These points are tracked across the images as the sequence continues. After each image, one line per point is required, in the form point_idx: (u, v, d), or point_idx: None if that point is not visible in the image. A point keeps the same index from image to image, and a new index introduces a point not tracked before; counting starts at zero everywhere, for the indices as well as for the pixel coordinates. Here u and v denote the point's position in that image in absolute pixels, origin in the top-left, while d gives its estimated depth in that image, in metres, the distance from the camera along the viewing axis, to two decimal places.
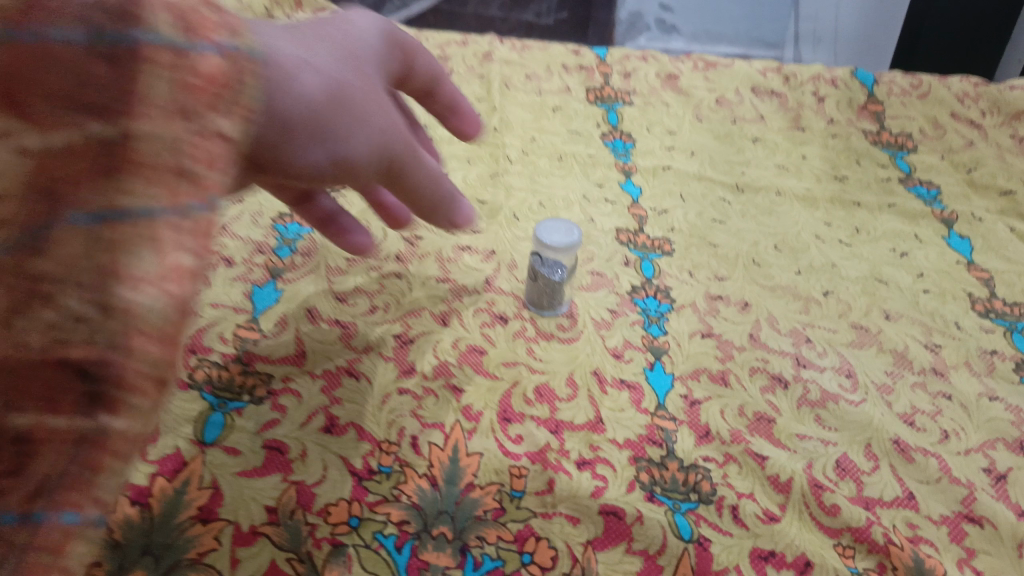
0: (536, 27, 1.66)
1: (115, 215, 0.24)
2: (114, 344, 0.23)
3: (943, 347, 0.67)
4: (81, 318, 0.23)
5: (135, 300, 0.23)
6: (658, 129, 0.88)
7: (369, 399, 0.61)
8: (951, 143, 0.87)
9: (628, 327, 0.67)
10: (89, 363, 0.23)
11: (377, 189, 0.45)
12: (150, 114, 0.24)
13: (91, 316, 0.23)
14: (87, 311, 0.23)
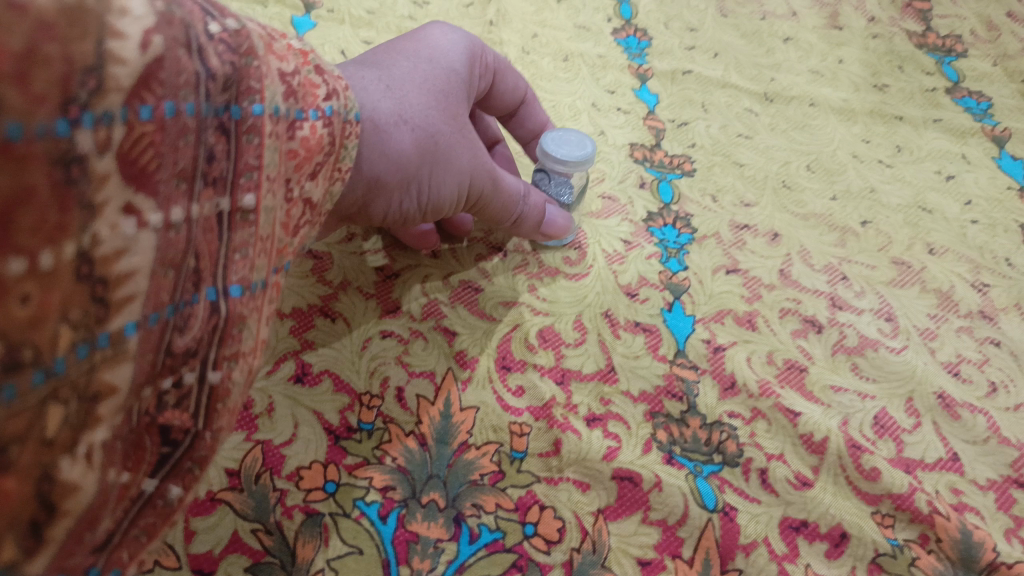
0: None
1: (232, 293, 0.27)
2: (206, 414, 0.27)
3: (992, 287, 0.60)
4: (185, 391, 0.26)
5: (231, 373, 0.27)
6: (677, 25, 0.77)
7: (347, 343, 0.53)
8: (1005, 48, 0.77)
9: (643, 261, 0.59)
10: (180, 426, 0.26)
11: (412, 216, 0.46)
12: (260, 195, 0.27)
13: (189, 388, 0.26)
14: (191, 386, 0.26)
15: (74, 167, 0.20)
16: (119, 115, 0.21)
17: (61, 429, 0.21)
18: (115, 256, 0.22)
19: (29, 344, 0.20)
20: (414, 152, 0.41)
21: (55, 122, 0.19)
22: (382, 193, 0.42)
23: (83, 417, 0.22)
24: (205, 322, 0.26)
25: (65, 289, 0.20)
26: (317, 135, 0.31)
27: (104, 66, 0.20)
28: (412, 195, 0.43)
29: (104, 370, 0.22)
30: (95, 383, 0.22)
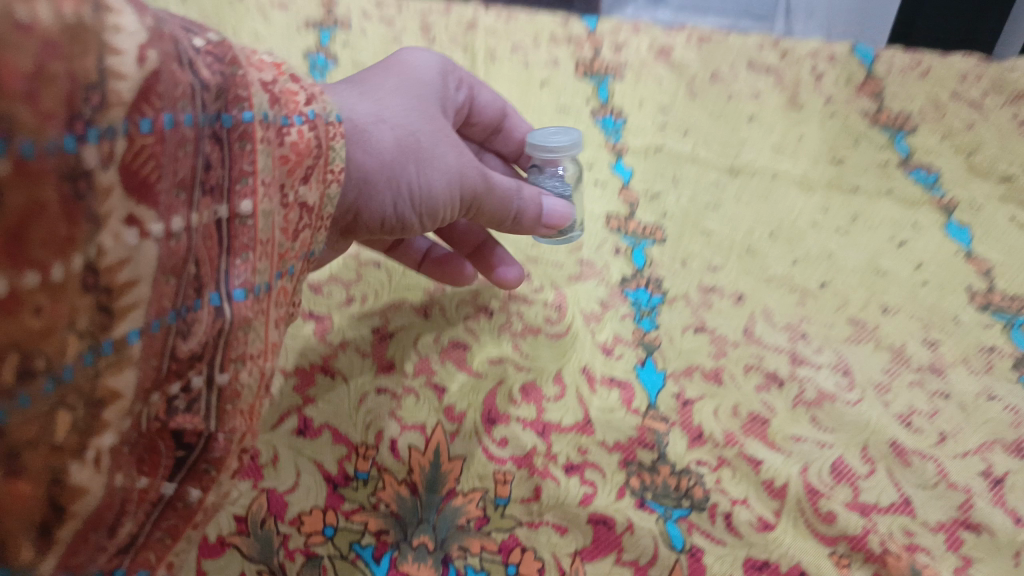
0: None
1: (235, 295, 0.30)
2: (216, 415, 0.31)
3: (941, 343, 0.65)
4: (195, 393, 0.30)
5: (236, 374, 0.31)
6: (650, 106, 0.84)
7: (346, 398, 0.58)
8: (951, 125, 0.83)
9: (618, 321, 0.65)
10: (193, 429, 0.30)
11: (411, 220, 0.49)
12: (255, 201, 0.31)
13: (197, 390, 0.30)
14: (200, 387, 0.30)
15: (81, 181, 0.23)
16: (120, 129, 0.24)
17: (70, 435, 0.25)
18: (117, 267, 0.25)
19: (42, 352, 0.23)
20: (392, 145, 0.45)
21: (63, 138, 0.22)
22: (373, 191, 0.45)
23: (89, 421, 0.25)
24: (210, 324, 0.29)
25: (72, 300, 0.24)
26: (304, 139, 0.34)
27: (105, 83, 0.23)
28: (401, 191, 0.46)
29: (109, 376, 0.26)
30: (100, 388, 0.25)
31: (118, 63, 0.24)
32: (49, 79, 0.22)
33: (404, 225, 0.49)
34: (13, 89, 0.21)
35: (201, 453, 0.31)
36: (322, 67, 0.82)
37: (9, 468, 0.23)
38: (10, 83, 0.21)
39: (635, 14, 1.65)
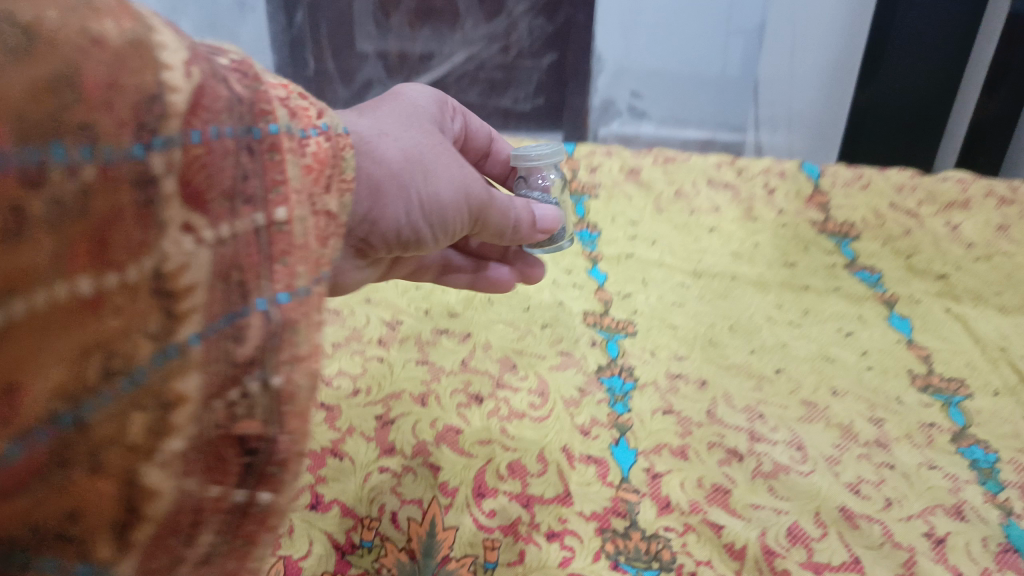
0: (513, 113, 1.79)
1: (279, 300, 0.31)
2: (277, 420, 0.30)
3: (886, 421, 0.73)
4: (252, 402, 0.29)
5: (291, 377, 0.30)
6: (621, 220, 0.97)
7: (352, 477, 0.65)
8: (891, 232, 0.95)
9: (595, 405, 0.72)
10: (255, 435, 0.29)
11: (423, 229, 0.52)
12: (290, 208, 0.32)
13: (254, 399, 0.29)
14: (257, 396, 0.29)
15: (149, 187, 0.26)
16: (177, 138, 0.27)
17: (146, 437, 0.25)
18: (180, 271, 0.26)
19: (120, 352, 0.25)
20: (400, 159, 0.48)
21: (133, 146, 0.25)
22: (387, 200, 0.47)
23: (161, 424, 0.26)
24: (261, 331, 0.30)
25: (145, 302, 0.25)
26: (322, 148, 0.37)
27: (163, 95, 0.26)
28: (412, 201, 0.49)
29: (175, 380, 0.26)
30: (170, 391, 0.26)
31: (169, 81, 0.27)
32: (118, 93, 0.25)
33: (416, 234, 0.52)
34: (94, 100, 0.24)
35: (267, 459, 0.30)
36: None
37: (92, 466, 0.24)
38: (92, 97, 0.24)
39: (620, 129, 1.80)
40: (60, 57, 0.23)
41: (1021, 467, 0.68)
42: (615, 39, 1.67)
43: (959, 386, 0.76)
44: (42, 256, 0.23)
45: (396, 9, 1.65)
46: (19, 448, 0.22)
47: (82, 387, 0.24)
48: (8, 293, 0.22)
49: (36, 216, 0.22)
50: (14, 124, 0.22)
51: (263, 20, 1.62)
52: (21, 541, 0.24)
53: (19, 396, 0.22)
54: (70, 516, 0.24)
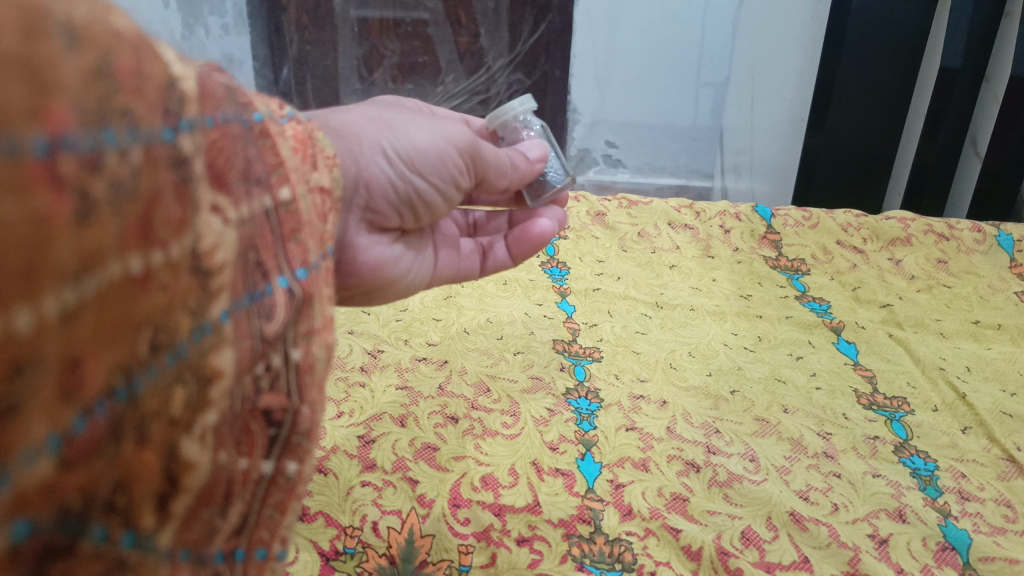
0: None
1: (299, 275, 0.37)
2: (297, 392, 0.36)
3: (834, 434, 0.79)
4: (275, 373, 0.35)
5: (308, 349, 0.37)
6: (589, 258, 1.11)
7: (336, 491, 0.68)
8: (840, 266, 1.13)
9: (563, 423, 0.78)
10: (279, 407, 0.35)
11: (417, 178, 0.57)
12: (288, 191, 0.38)
13: (277, 370, 0.35)
14: (279, 367, 0.35)
15: (182, 168, 0.28)
16: (197, 123, 0.30)
17: (184, 410, 0.29)
18: (214, 249, 0.30)
19: (165, 328, 0.27)
20: (367, 125, 0.54)
21: (165, 130, 0.27)
22: (365, 159, 0.53)
23: (199, 397, 0.29)
24: (283, 306, 0.35)
25: (185, 280, 0.29)
26: (295, 133, 0.43)
27: (179, 83, 0.29)
28: (392, 153, 0.55)
29: (211, 355, 0.30)
30: (207, 365, 0.30)
31: (176, 73, 0.29)
32: (145, 78, 0.27)
33: (413, 186, 0.57)
34: (131, 87, 0.26)
35: (291, 428, 0.35)
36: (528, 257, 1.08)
37: (140, 438, 0.27)
38: (125, 82, 0.25)
39: (595, 177, 1.97)
40: (105, 43, 0.24)
41: (958, 474, 0.74)
42: (590, 94, 1.85)
43: (900, 403, 0.84)
44: (108, 235, 0.24)
45: (378, 65, 1.75)
46: (83, 421, 0.24)
47: (136, 360, 0.26)
48: (82, 271, 0.23)
49: (99, 197, 0.23)
50: (77, 107, 0.23)
51: (251, 75, 1.69)
52: (76, 507, 0.24)
53: (81, 368, 0.24)
54: (119, 486, 0.26)
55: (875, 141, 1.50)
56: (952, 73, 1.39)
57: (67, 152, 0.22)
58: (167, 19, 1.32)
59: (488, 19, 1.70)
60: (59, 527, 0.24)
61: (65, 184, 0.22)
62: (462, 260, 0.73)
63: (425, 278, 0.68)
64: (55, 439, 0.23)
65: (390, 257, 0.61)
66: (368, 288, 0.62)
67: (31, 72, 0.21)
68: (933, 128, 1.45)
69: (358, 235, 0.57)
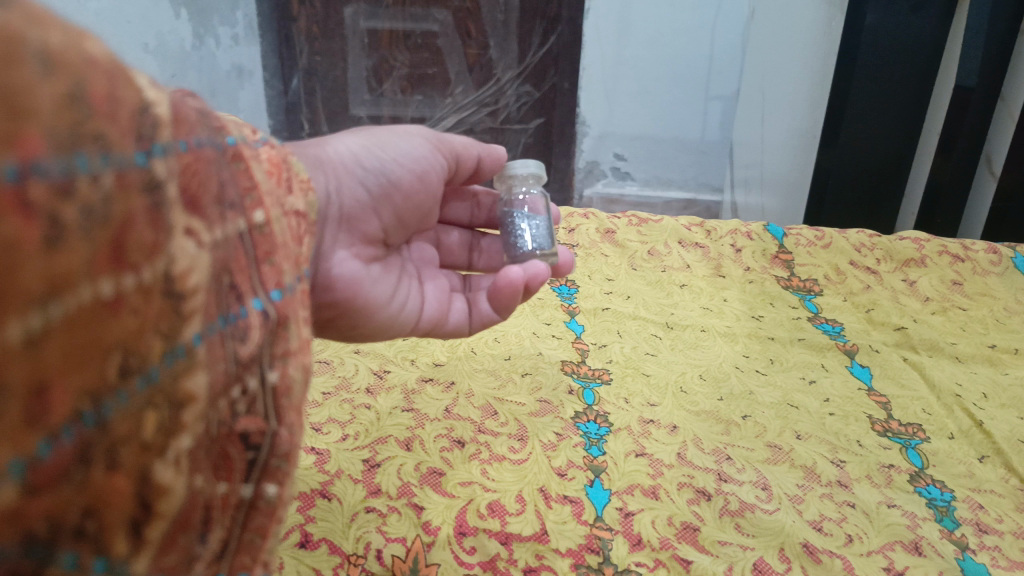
0: None
1: (273, 297, 0.36)
2: (275, 413, 0.35)
3: (847, 462, 0.77)
4: (252, 396, 0.33)
5: (285, 371, 0.35)
6: (598, 277, 1.10)
7: (340, 516, 0.66)
8: (852, 287, 1.11)
9: (571, 448, 0.76)
10: (257, 431, 0.34)
11: (384, 195, 0.60)
12: (262, 214, 0.37)
13: (254, 394, 0.33)
14: (255, 391, 0.34)
15: (153, 192, 0.28)
16: (169, 147, 0.29)
17: (156, 434, 0.27)
18: (187, 273, 0.29)
19: (136, 352, 0.26)
20: (349, 145, 0.58)
21: (137, 154, 0.27)
22: (343, 173, 0.56)
23: (172, 421, 0.28)
24: (258, 329, 0.34)
25: (158, 304, 0.28)
26: (270, 156, 0.42)
27: (153, 108, 0.29)
28: (367, 170, 0.58)
29: (183, 379, 0.29)
30: (180, 390, 0.28)
31: (149, 98, 0.29)
32: (118, 105, 0.26)
33: (383, 185, 0.59)
34: (101, 111, 0.25)
35: (270, 451, 0.34)
36: (567, 293, 1.06)
37: (111, 463, 0.25)
38: (99, 107, 0.25)
39: (605, 189, 1.94)
40: (74, 72, 0.24)
41: (975, 505, 0.72)
42: (600, 106, 1.84)
43: (915, 430, 0.82)
44: (78, 260, 0.23)
45: (388, 76, 1.75)
46: (48, 446, 0.23)
47: (104, 385, 0.25)
48: (49, 295, 0.22)
49: (70, 223, 0.23)
50: (49, 135, 0.22)
51: (261, 86, 1.69)
52: (42, 536, 0.23)
53: (48, 394, 0.23)
54: (89, 511, 0.24)
55: (887, 158, 1.49)
56: (967, 90, 1.38)
57: (38, 178, 0.22)
58: (179, 30, 1.32)
59: (498, 32, 1.71)
60: (25, 554, 0.22)
61: (35, 210, 0.22)
62: (449, 305, 0.68)
63: (413, 313, 0.63)
64: (19, 464, 0.22)
65: (372, 279, 0.58)
66: (349, 309, 0.57)
67: (6, 100, 0.21)
68: (946, 147, 1.44)
69: (336, 244, 0.55)
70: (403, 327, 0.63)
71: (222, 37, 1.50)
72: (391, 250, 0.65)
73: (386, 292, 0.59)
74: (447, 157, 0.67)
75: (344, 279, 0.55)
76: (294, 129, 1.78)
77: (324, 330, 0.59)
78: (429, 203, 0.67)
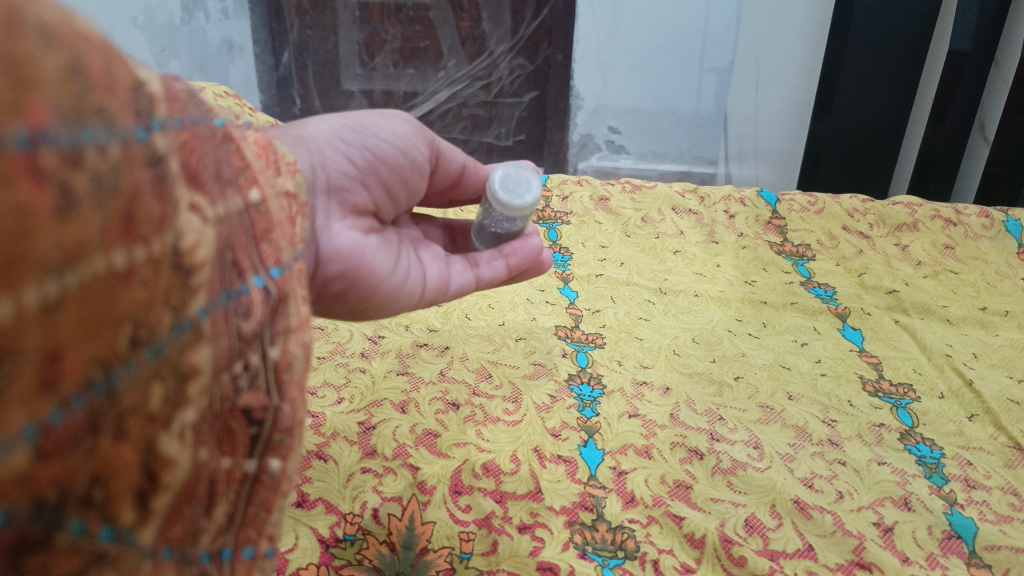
0: (496, 148, 1.88)
1: (274, 274, 0.36)
2: (277, 389, 0.34)
3: (839, 421, 0.78)
4: (253, 372, 0.33)
5: (286, 347, 0.35)
6: (591, 244, 1.10)
7: (336, 477, 0.67)
8: (845, 252, 1.12)
9: (565, 410, 0.77)
10: (259, 406, 0.34)
11: (372, 169, 0.59)
12: (259, 193, 0.36)
13: (255, 369, 0.34)
14: (257, 366, 0.34)
15: (160, 166, 0.27)
16: (169, 123, 0.29)
17: (162, 406, 0.27)
18: (195, 247, 0.29)
19: (147, 324, 0.26)
20: (335, 125, 0.57)
21: (138, 129, 0.26)
22: (326, 152, 0.56)
23: (177, 395, 0.28)
24: (261, 305, 0.34)
25: (168, 277, 0.27)
26: (255, 138, 0.41)
27: (148, 86, 0.28)
28: (350, 147, 0.57)
29: (189, 353, 0.29)
30: (185, 362, 0.28)
31: (142, 77, 0.29)
32: (115, 79, 0.26)
33: (367, 159, 0.59)
34: (102, 85, 0.25)
35: (273, 426, 0.34)
36: (561, 261, 1.06)
37: (117, 432, 0.25)
38: (98, 81, 0.24)
39: (598, 163, 1.95)
40: (73, 42, 0.23)
41: (963, 462, 0.73)
42: (593, 79, 1.83)
43: (906, 390, 0.83)
44: (91, 231, 0.23)
45: (380, 49, 1.73)
46: (61, 413, 0.23)
47: (115, 355, 0.25)
48: (65, 264, 0.22)
49: (81, 192, 0.23)
50: (55, 105, 0.22)
51: (252, 61, 1.68)
52: (52, 501, 0.23)
53: (61, 360, 0.23)
54: (96, 479, 0.25)
55: (880, 126, 1.49)
56: (961, 55, 1.38)
57: (47, 146, 0.22)
58: (167, 3, 1.30)
59: (490, 4, 1.69)
60: (34, 519, 0.23)
61: (46, 177, 0.21)
62: (450, 274, 0.66)
63: (416, 287, 0.62)
64: (33, 430, 0.22)
65: (373, 249, 0.57)
66: (355, 282, 0.56)
67: (11, 70, 0.21)
68: (939, 114, 1.45)
69: (331, 218, 0.55)
70: (406, 302, 0.61)
71: (212, 11, 1.49)
72: (386, 224, 0.65)
73: (389, 264, 0.58)
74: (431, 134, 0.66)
75: (346, 250, 0.54)
76: (285, 103, 1.76)
77: (330, 307, 0.58)
78: (419, 183, 0.66)
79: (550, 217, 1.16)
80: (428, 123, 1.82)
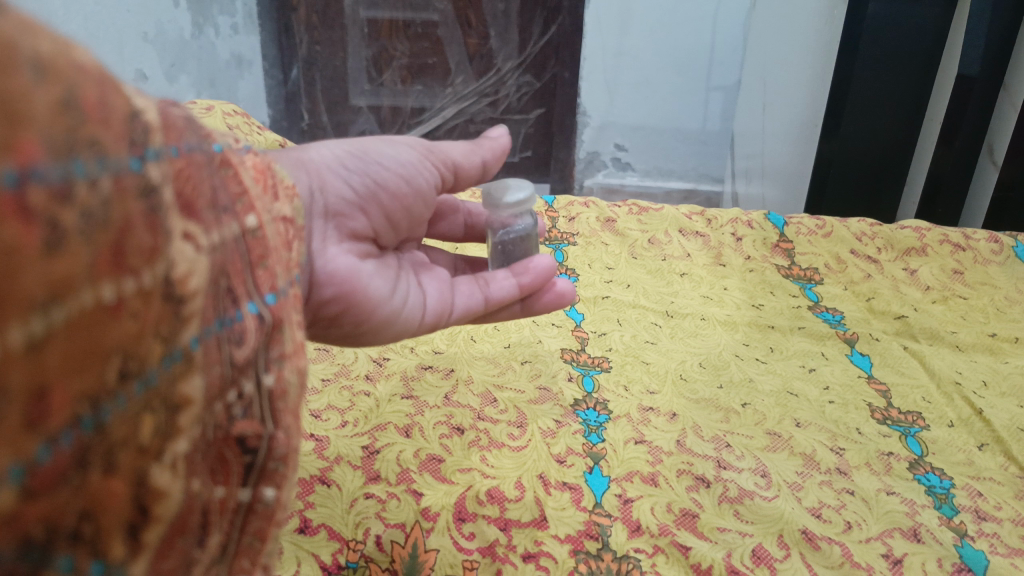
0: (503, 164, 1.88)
1: (267, 300, 0.35)
2: (271, 416, 0.34)
3: (847, 450, 0.77)
4: (247, 399, 0.33)
5: (280, 374, 0.35)
6: (598, 265, 1.10)
7: (339, 502, 0.66)
8: (853, 276, 1.11)
9: (570, 435, 0.76)
10: (253, 434, 0.33)
11: (372, 194, 0.59)
12: (255, 218, 0.36)
13: (249, 396, 0.33)
14: (251, 394, 0.33)
15: (152, 197, 0.27)
16: (162, 151, 0.28)
17: (153, 437, 0.27)
18: (186, 276, 0.28)
19: (136, 356, 0.26)
20: (336, 150, 0.57)
21: (131, 159, 0.26)
22: (326, 177, 0.55)
23: (168, 425, 0.28)
24: (253, 332, 0.33)
25: (159, 307, 0.27)
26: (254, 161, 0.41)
27: (142, 115, 0.28)
28: (351, 171, 0.57)
29: (180, 383, 0.28)
30: (176, 393, 0.28)
31: (138, 105, 0.28)
32: (110, 110, 0.25)
33: (367, 185, 0.58)
34: (95, 118, 0.24)
35: (267, 454, 0.34)
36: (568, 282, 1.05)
37: (107, 466, 0.25)
38: (91, 114, 0.24)
39: (605, 180, 1.94)
40: (67, 77, 0.23)
41: (973, 492, 0.72)
42: (600, 95, 1.83)
43: (915, 419, 0.82)
44: (79, 265, 0.23)
45: (388, 65, 1.73)
46: (47, 450, 0.22)
47: (103, 389, 0.24)
48: (51, 300, 0.22)
49: (70, 227, 0.22)
50: (46, 140, 0.22)
51: (261, 76, 1.68)
52: (39, 539, 0.22)
53: (48, 398, 0.22)
54: (85, 515, 0.24)
55: (888, 147, 1.48)
56: (969, 80, 1.39)
57: (38, 184, 0.21)
58: (177, 19, 1.30)
59: (498, 21, 1.70)
60: (22, 558, 0.21)
61: (36, 215, 0.21)
62: (454, 295, 0.66)
63: (414, 309, 0.61)
64: (18, 469, 0.21)
65: (370, 272, 0.57)
66: (350, 304, 0.55)
67: (3, 107, 0.20)
68: (948, 136, 1.45)
69: (328, 241, 0.54)
70: (403, 327, 0.61)
71: (222, 26, 1.50)
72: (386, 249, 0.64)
73: (385, 287, 0.58)
74: (438, 163, 0.65)
75: (341, 274, 0.54)
76: (293, 119, 1.77)
77: (326, 330, 0.57)
78: (422, 211, 0.66)
79: (557, 238, 1.15)
80: (434, 139, 1.83)
